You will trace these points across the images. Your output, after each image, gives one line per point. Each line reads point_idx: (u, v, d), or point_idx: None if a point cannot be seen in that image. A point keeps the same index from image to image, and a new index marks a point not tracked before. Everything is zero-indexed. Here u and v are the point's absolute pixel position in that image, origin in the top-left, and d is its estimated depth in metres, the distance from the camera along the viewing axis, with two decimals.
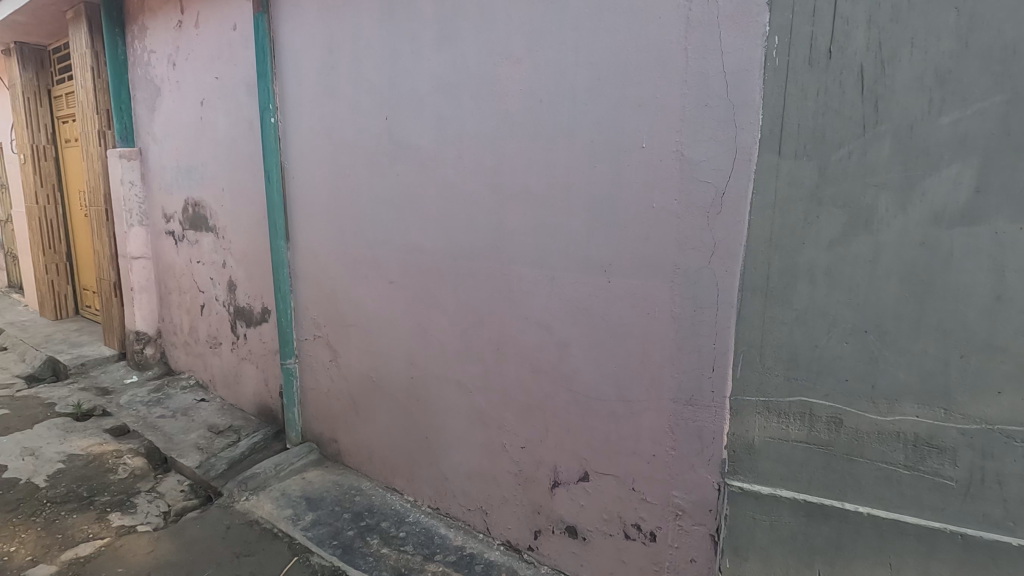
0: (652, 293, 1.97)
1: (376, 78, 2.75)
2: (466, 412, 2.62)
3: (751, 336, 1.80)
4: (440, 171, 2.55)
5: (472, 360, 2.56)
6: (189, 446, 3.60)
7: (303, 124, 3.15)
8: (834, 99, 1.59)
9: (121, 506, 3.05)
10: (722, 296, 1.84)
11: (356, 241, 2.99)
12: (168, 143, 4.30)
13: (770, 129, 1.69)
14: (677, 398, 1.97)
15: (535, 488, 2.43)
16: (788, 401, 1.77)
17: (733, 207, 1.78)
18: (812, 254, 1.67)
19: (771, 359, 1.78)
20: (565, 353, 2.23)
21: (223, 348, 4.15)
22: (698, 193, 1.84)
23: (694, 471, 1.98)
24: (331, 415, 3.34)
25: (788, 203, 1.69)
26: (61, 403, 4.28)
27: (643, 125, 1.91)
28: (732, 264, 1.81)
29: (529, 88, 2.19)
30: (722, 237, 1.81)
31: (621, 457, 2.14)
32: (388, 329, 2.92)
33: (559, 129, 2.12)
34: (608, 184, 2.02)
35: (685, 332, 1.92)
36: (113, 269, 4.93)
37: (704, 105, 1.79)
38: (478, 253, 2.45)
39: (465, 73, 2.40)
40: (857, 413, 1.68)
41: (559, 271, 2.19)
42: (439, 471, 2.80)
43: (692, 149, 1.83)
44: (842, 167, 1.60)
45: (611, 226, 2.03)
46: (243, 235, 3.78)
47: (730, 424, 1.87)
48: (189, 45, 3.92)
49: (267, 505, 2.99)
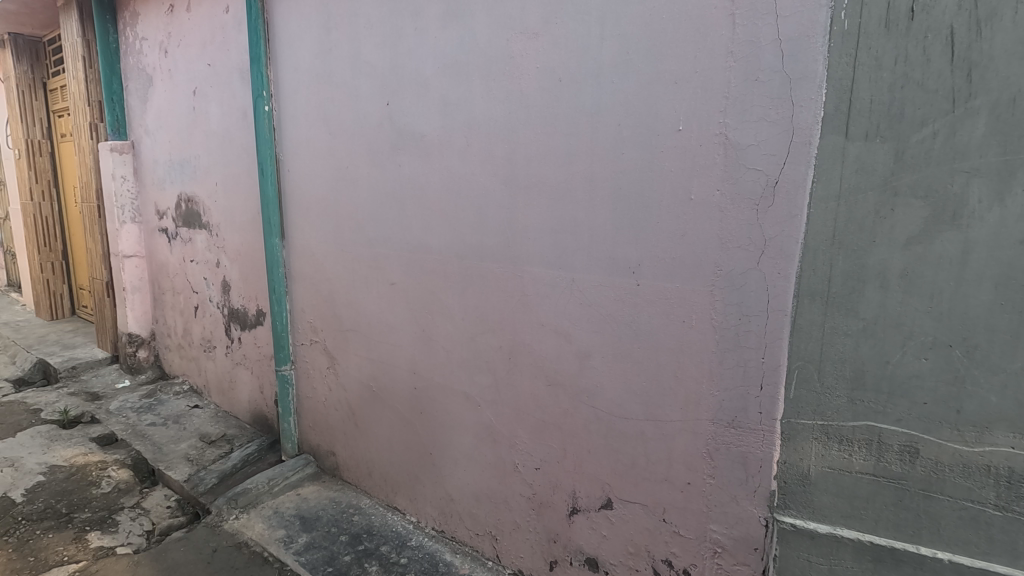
0: (688, 298, 1.72)
1: (378, 60, 2.51)
2: (475, 427, 2.38)
3: (808, 349, 1.54)
4: (447, 160, 2.30)
5: (481, 372, 2.32)
6: (178, 457, 3.38)
7: (298, 113, 2.92)
8: (916, 69, 1.34)
9: (101, 525, 2.83)
10: (773, 303, 1.58)
11: (355, 239, 2.75)
12: (161, 136, 4.08)
13: (835, 106, 1.43)
14: (717, 419, 1.71)
15: (550, 514, 2.18)
16: (851, 426, 1.51)
17: (787, 198, 1.52)
18: (884, 254, 1.41)
19: (832, 377, 1.52)
20: (585, 365, 1.98)
21: (217, 351, 3.93)
22: (745, 182, 1.58)
23: (735, 503, 1.72)
24: (329, 426, 3.10)
25: (856, 193, 1.43)
26: (48, 410, 4.06)
27: (679, 105, 1.67)
28: (786, 266, 1.55)
29: (545, 68, 1.95)
30: (773, 234, 1.55)
31: (650, 485, 1.89)
32: (389, 336, 2.68)
33: (581, 111, 1.87)
34: (637, 173, 1.77)
35: (728, 343, 1.67)
36: (105, 267, 4.71)
37: (753, 80, 1.54)
38: (488, 252, 2.21)
39: (474, 51, 2.15)
40: (936, 442, 1.42)
41: (580, 273, 1.94)
42: (445, 490, 2.56)
43: (738, 132, 1.57)
44: (923, 150, 1.35)
45: (641, 221, 1.78)
46: (237, 232, 3.55)
47: (781, 451, 1.61)
48: (181, 31, 3.70)
49: (257, 525, 2.76)
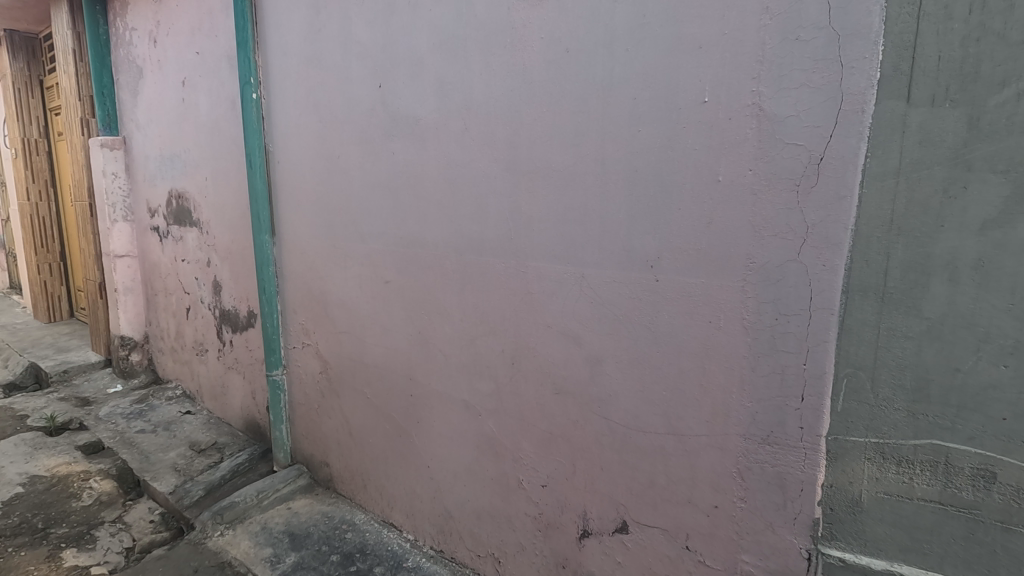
0: (715, 296, 1.49)
1: (369, 38, 2.31)
2: (475, 438, 2.17)
3: (859, 354, 1.32)
4: (443, 145, 2.10)
5: (482, 378, 2.11)
6: (165, 467, 3.19)
7: (288, 100, 2.73)
8: (995, 18, 1.11)
9: (77, 542, 2.65)
10: (816, 301, 1.35)
11: (347, 234, 2.56)
12: (152, 131, 3.91)
13: (894, 66, 1.21)
14: (750, 435, 1.49)
15: (559, 536, 1.97)
16: (912, 445, 1.28)
17: (834, 176, 1.29)
18: (953, 241, 1.19)
19: (889, 388, 1.29)
20: (597, 372, 1.76)
21: (210, 354, 3.75)
22: (783, 159, 1.35)
23: (772, 531, 1.49)
24: (322, 435, 2.91)
25: (919, 169, 1.21)
26: (35, 416, 3.90)
27: (704, 72, 1.45)
28: (832, 257, 1.32)
29: (551, 38, 1.74)
30: (817, 219, 1.32)
31: (671, 507, 1.67)
32: (383, 338, 2.48)
33: (591, 85, 1.66)
34: (655, 153, 1.55)
35: (762, 348, 1.44)
36: (98, 267, 4.56)
37: (792, 39, 1.31)
38: (489, 247, 2.00)
39: (472, 24, 1.95)
40: (1017, 465, 1.19)
41: (590, 268, 1.73)
42: (443, 506, 2.35)
43: (775, 102, 1.35)
44: (1003, 115, 1.12)
45: (660, 209, 1.56)
46: (227, 228, 3.37)
47: (827, 473, 1.38)
48: (170, 18, 3.52)
49: (243, 542, 2.57)
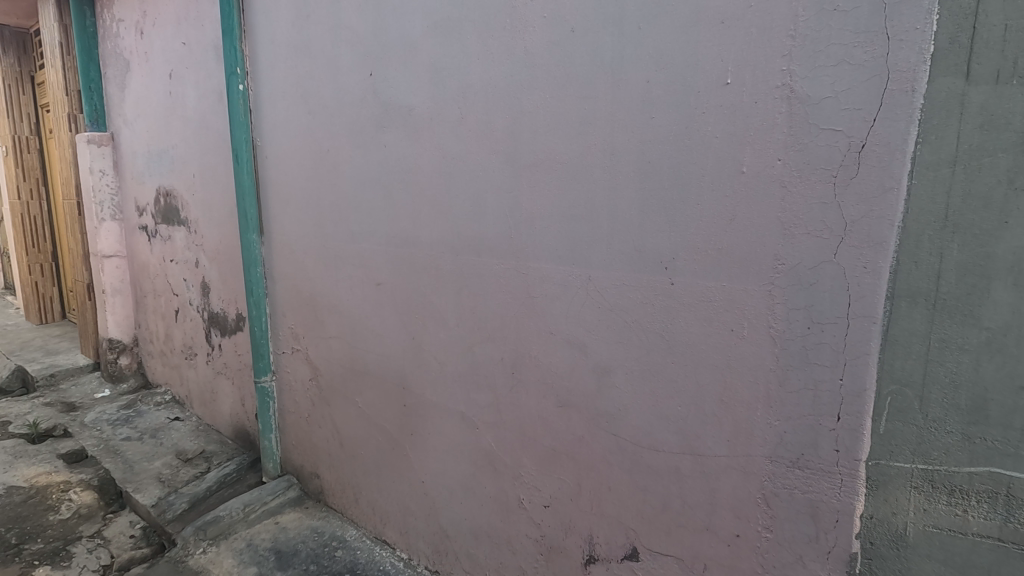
0: (738, 302, 1.33)
1: (360, 22, 2.15)
2: (472, 453, 2.01)
3: (906, 368, 1.16)
4: (438, 137, 1.94)
5: (480, 389, 1.95)
6: (149, 477, 3.04)
7: (276, 91, 2.58)
8: None
9: (52, 558, 2.52)
10: (856, 308, 1.18)
11: (337, 234, 2.41)
12: (140, 126, 3.76)
13: (952, 37, 1.05)
14: (777, 457, 1.33)
15: (562, 561, 1.81)
16: (967, 473, 1.13)
17: (879, 165, 1.12)
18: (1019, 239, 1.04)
19: (940, 407, 1.13)
20: (605, 384, 1.60)
21: (199, 359, 3.60)
22: (817, 148, 1.19)
23: (802, 566, 1.32)
24: (312, 445, 2.75)
25: (980, 156, 1.06)
26: (17, 423, 3.75)
27: (726, 51, 1.29)
28: (875, 257, 1.15)
29: (555, 16, 1.58)
30: (857, 215, 1.16)
31: (686, 534, 1.51)
32: (375, 344, 2.32)
33: (598, 68, 1.50)
34: (671, 143, 1.39)
35: (793, 361, 1.28)
36: (86, 267, 4.42)
37: (830, 10, 1.15)
38: (487, 247, 1.85)
39: (469, 4, 1.79)
40: None
41: (597, 270, 1.57)
42: (439, 524, 2.19)
43: (809, 83, 1.19)
44: None
45: (676, 204, 1.40)
46: (215, 227, 3.22)
47: (867, 503, 1.22)
48: (156, 8, 3.38)
49: (226, 561, 2.42)
